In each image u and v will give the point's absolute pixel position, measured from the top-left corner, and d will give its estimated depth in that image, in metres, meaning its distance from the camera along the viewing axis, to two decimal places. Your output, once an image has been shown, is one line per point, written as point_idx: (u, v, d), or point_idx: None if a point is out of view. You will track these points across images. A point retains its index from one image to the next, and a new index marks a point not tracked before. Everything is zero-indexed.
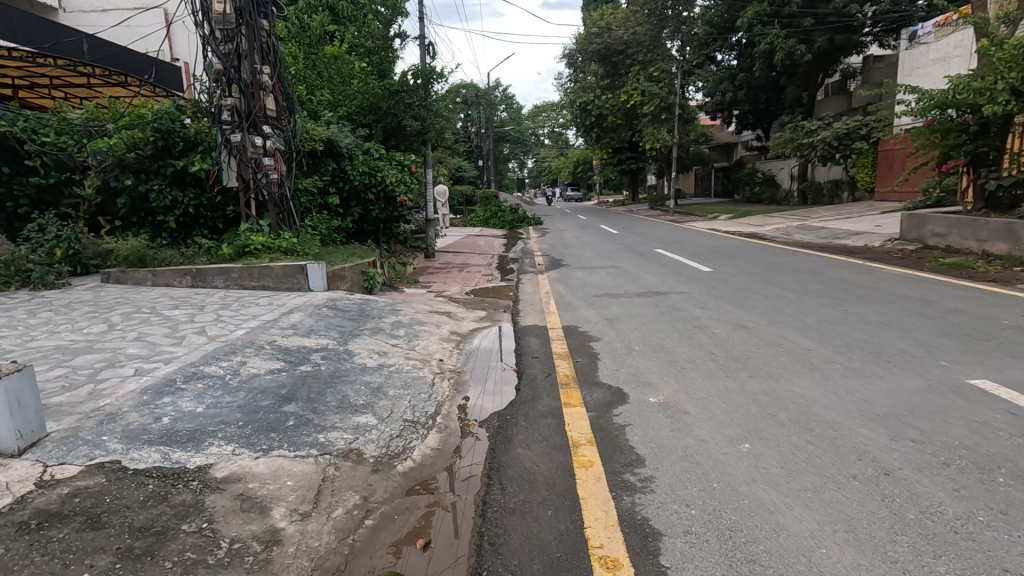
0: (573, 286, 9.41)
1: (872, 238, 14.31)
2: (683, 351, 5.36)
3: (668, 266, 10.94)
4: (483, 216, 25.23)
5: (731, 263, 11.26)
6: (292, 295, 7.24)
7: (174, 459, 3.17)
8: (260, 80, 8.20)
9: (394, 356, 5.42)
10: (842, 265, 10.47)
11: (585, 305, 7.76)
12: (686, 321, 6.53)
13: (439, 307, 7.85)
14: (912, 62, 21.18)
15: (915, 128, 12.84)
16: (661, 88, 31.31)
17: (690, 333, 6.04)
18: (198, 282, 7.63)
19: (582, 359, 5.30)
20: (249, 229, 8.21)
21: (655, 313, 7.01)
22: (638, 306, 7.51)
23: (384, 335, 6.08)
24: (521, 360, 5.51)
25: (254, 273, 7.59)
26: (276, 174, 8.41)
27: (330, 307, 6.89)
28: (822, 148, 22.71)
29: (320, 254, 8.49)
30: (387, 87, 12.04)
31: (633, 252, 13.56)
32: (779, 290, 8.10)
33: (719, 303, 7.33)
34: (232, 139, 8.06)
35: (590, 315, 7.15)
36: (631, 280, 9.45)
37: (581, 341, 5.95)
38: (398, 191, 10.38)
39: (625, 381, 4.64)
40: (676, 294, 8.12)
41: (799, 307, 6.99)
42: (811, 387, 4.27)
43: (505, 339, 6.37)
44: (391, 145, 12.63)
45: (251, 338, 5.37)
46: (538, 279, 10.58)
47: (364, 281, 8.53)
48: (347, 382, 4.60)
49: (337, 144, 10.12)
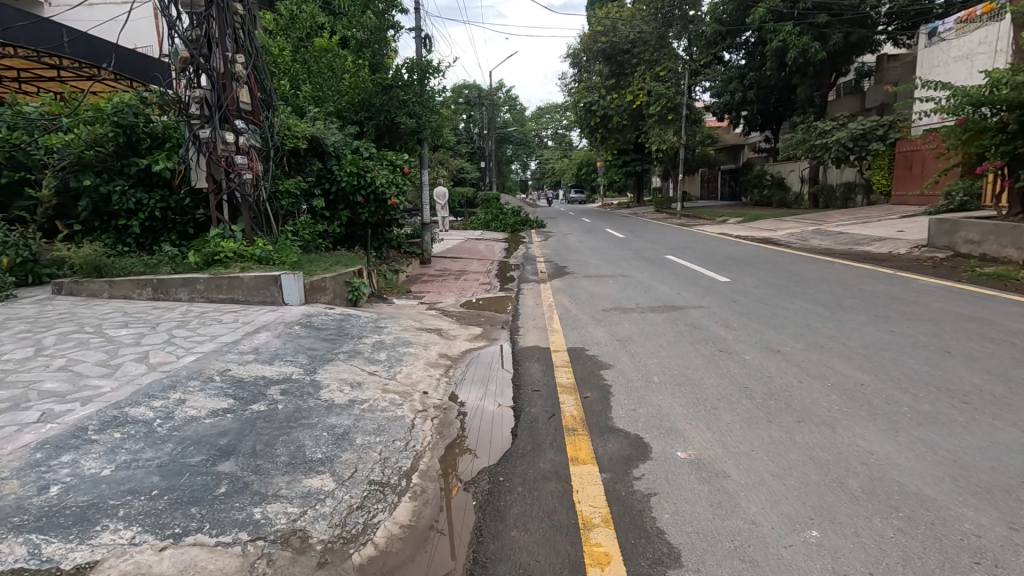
0: (579, 298, 8.59)
1: (896, 244, 13.43)
2: (712, 386, 4.52)
3: (681, 275, 10.09)
4: (485, 218, 24.44)
5: (749, 272, 10.41)
6: (263, 311, 6.45)
7: (45, 555, 2.35)
8: (233, 71, 7.45)
9: (369, 389, 4.59)
10: (872, 275, 9.61)
11: (592, 322, 6.91)
12: (709, 343, 5.70)
13: (429, 323, 7.02)
14: (931, 60, 20.34)
15: (945, 127, 12.04)
16: (667, 88, 30.54)
17: (716, 359, 5.20)
18: (160, 293, 6.84)
19: (592, 395, 4.47)
20: (219, 234, 7.41)
21: (673, 333, 6.17)
22: (652, 323, 6.68)
23: (361, 362, 5.24)
24: (520, 393, 4.67)
25: (222, 285, 6.79)
26: (250, 174, 7.61)
27: (302, 325, 6.06)
28: (837, 149, 21.79)
29: (299, 262, 7.67)
30: (380, 82, 11.26)
31: (642, 259, 12.71)
32: (809, 305, 7.26)
33: (743, 322, 6.50)
34: (201, 135, 7.27)
35: (598, 334, 6.32)
36: (642, 292, 8.61)
37: (589, 368, 5.11)
38: (389, 193, 9.59)
39: (645, 428, 3.80)
40: (694, 310, 7.27)
41: (837, 327, 6.13)
42: (880, 440, 3.42)
43: (503, 364, 5.56)
44: (384, 145, 11.77)
45: (201, 367, 4.54)
46: (540, 289, 9.77)
47: (348, 292, 7.74)
48: (305, 428, 3.76)
49: (323, 142, 9.34)
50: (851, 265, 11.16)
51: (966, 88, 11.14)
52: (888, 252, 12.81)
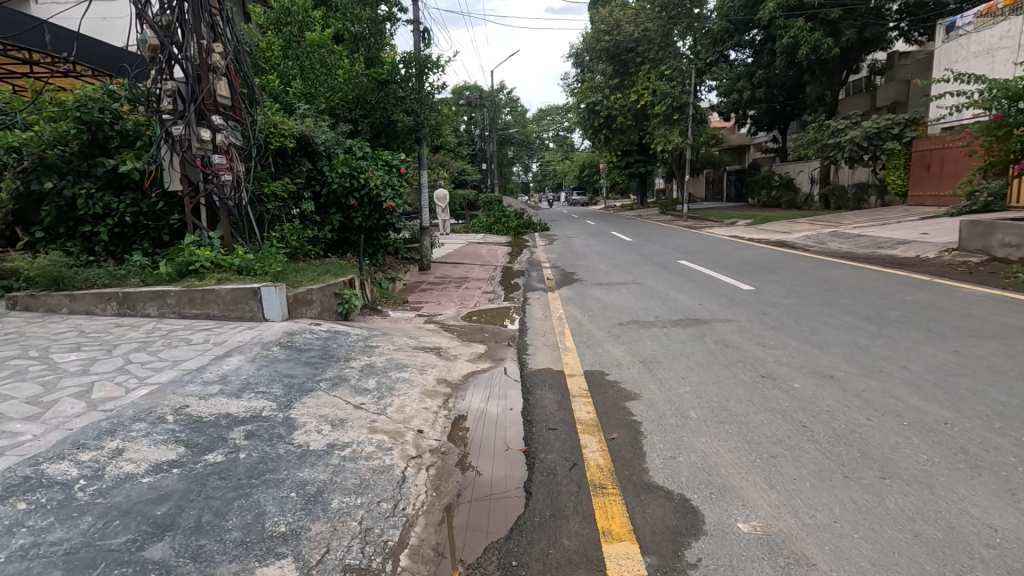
0: (591, 308, 7.85)
1: (924, 248, 12.66)
2: (763, 424, 3.78)
3: (700, 282, 9.35)
4: (487, 221, 23.69)
5: (773, 278, 9.66)
6: (240, 328, 5.73)
7: None
8: (211, 60, 6.70)
9: (354, 430, 3.85)
10: (908, 282, 8.84)
11: (609, 339, 6.17)
12: (748, 367, 4.96)
13: (426, 340, 6.29)
14: (950, 56, 19.63)
15: (979, 123, 11.28)
16: (672, 87, 29.76)
17: (760, 388, 4.45)
18: (126, 308, 6.14)
19: (618, 437, 3.73)
20: (193, 242, 6.67)
21: (704, 354, 5.42)
22: (678, 341, 5.93)
23: (346, 392, 4.50)
24: (533, 432, 3.93)
25: (195, 299, 6.07)
26: (230, 175, 6.85)
27: (281, 346, 5.32)
28: (851, 148, 21.07)
29: (284, 272, 6.94)
30: (376, 77, 10.55)
31: (654, 264, 11.99)
32: (848, 319, 6.51)
33: (780, 339, 5.76)
34: (174, 132, 6.52)
35: (618, 354, 5.57)
36: (661, 302, 7.88)
37: (613, 400, 4.37)
38: (384, 195, 8.86)
39: (690, 486, 3.07)
40: (721, 324, 6.54)
41: (890, 345, 5.39)
42: (1001, 509, 2.67)
43: (510, 391, 4.83)
44: (381, 144, 11.08)
45: (151, 403, 3.79)
46: (548, 298, 9.05)
47: (338, 305, 7.02)
48: (270, 488, 3.02)
49: (312, 140, 8.61)
50: (878, 271, 10.42)
51: (1003, 81, 10.39)
52: (916, 256, 12.06)
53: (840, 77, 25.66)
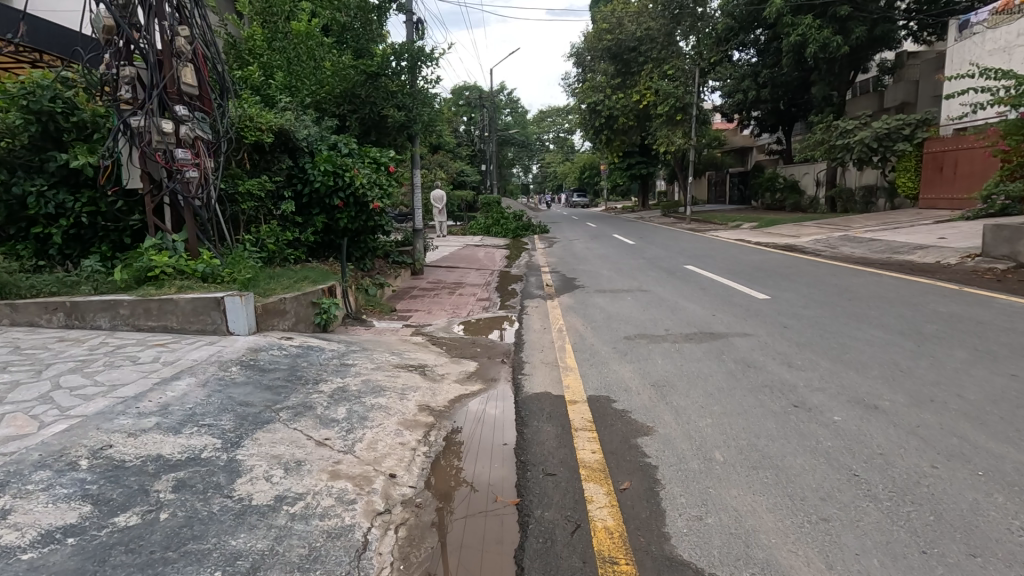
0: (594, 319, 7.22)
1: (943, 253, 12.03)
2: (806, 472, 3.11)
3: (711, 290, 8.71)
4: (485, 223, 23.05)
5: (788, 286, 9.03)
6: (200, 344, 5.08)
7: None
8: (174, 44, 6.04)
9: (311, 477, 3.18)
10: (935, 291, 8.20)
11: (614, 357, 5.51)
12: (776, 393, 4.31)
13: (411, 356, 5.63)
14: (963, 54, 19.04)
15: (1004, 121, 10.65)
16: (675, 87, 29.08)
17: (795, 421, 3.79)
18: (75, 320, 5.52)
19: (629, 488, 3.08)
20: (154, 246, 6.03)
21: (724, 377, 4.76)
22: (693, 361, 5.26)
23: (310, 424, 3.84)
24: (528, 479, 3.27)
25: (152, 310, 5.43)
26: (196, 172, 6.19)
27: (242, 366, 4.66)
28: (861, 149, 20.40)
29: (255, 278, 6.29)
30: (364, 70, 9.82)
31: (660, 270, 11.34)
32: (881, 334, 5.85)
33: (807, 359, 5.11)
34: (132, 123, 5.85)
35: (625, 376, 4.91)
36: (670, 312, 7.23)
37: (622, 436, 3.71)
38: (370, 195, 8.19)
39: (728, 562, 2.41)
40: (740, 339, 5.89)
41: (936, 366, 4.75)
42: None
43: (504, 420, 4.19)
44: (370, 141, 10.40)
45: (64, 444, 3.14)
46: (547, 306, 8.41)
47: (316, 315, 6.38)
48: (188, 566, 2.36)
49: (292, 136, 7.97)
50: (899, 278, 9.77)
51: None
52: (936, 262, 11.42)
53: (847, 77, 24.96)
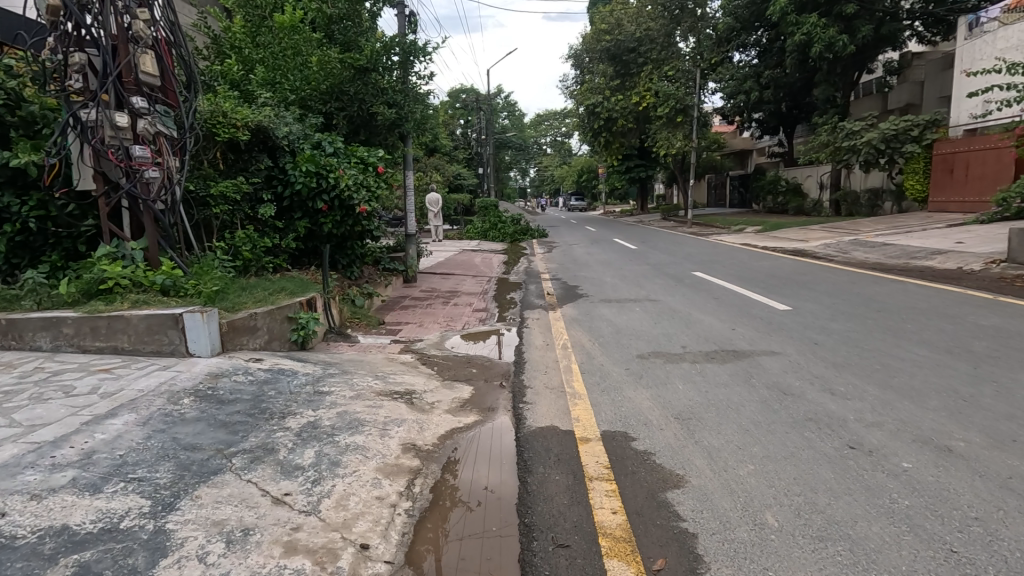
0: (602, 333, 6.57)
1: (965, 258, 11.41)
2: (890, 549, 2.44)
3: (726, 301, 8.08)
4: (482, 227, 22.35)
5: (808, 295, 8.40)
6: (149, 370, 4.40)
7: None
8: (131, 29, 5.38)
9: (256, 555, 2.48)
10: (968, 301, 7.58)
11: (628, 381, 4.83)
12: (826, 431, 3.64)
13: (397, 380, 4.97)
14: (973, 54, 18.56)
15: None
16: (675, 88, 28.50)
17: (856, 470, 3.13)
18: (12, 340, 4.89)
19: (664, 569, 2.42)
20: (106, 255, 5.32)
21: (759, 407, 4.10)
22: (719, 386, 4.60)
23: (267, 475, 3.15)
24: (534, 554, 2.60)
25: (99, 329, 4.76)
26: (157, 172, 5.51)
27: (195, 398, 3.96)
28: (867, 151, 19.93)
29: (223, 291, 5.60)
30: (352, 64, 9.16)
31: (667, 277, 10.69)
32: (928, 353, 5.19)
33: (851, 384, 4.44)
34: (83, 116, 5.20)
35: (644, 407, 4.23)
36: (686, 326, 6.58)
37: (648, 492, 3.04)
38: (357, 197, 7.51)
39: None
40: (768, 359, 5.25)
41: (1003, 394, 4.11)
42: None
43: (502, 454, 3.68)
44: (359, 140, 9.77)
45: None
46: (549, 318, 7.75)
47: (292, 332, 5.72)
48: None
49: (271, 133, 7.30)
50: (924, 285, 9.16)
51: None
52: (958, 268, 10.82)
53: (852, 77, 24.38)
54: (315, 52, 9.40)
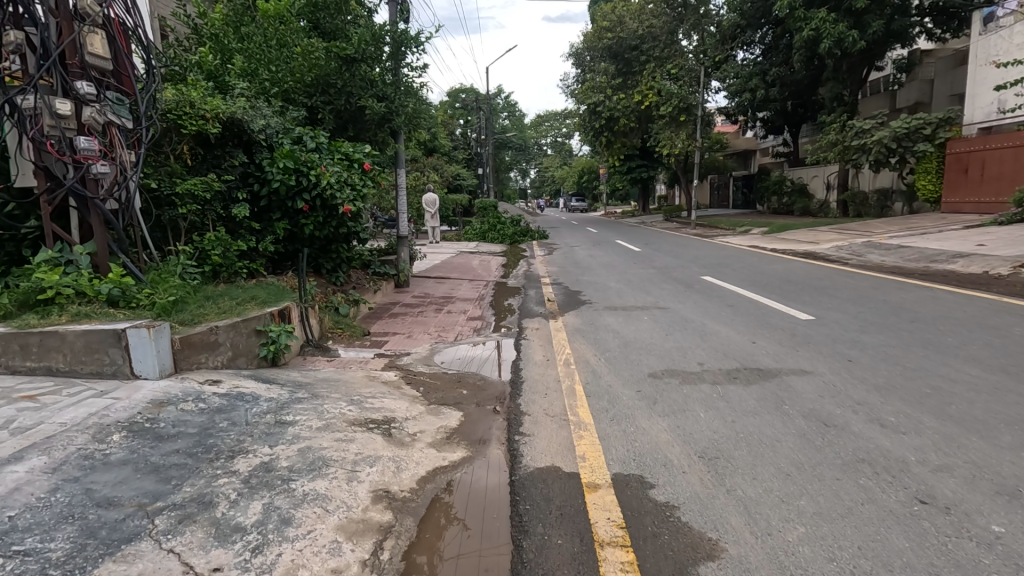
0: (609, 346, 5.93)
1: (989, 262, 10.78)
2: None
3: (742, 309, 7.44)
4: (480, 229, 21.69)
5: (829, 303, 7.76)
6: (83, 397, 3.76)
7: None
8: (76, 4, 4.71)
9: None
10: (1006, 309, 6.96)
11: (640, 408, 4.19)
12: (887, 480, 2.98)
13: (376, 405, 4.34)
14: (988, 49, 17.96)
15: None
16: (678, 87, 27.82)
17: (938, 539, 2.48)
18: None
19: None
20: (47, 261, 4.68)
21: (800, 444, 3.45)
22: (747, 415, 3.95)
23: (197, 542, 2.51)
24: None
25: (31, 348, 4.14)
26: (107, 167, 4.86)
27: (126, 435, 3.30)
28: (878, 149, 19.26)
29: (182, 302, 4.96)
30: (338, 53, 8.52)
31: (675, 282, 10.05)
32: (983, 374, 4.53)
33: (904, 415, 3.79)
34: (19, 103, 4.56)
35: (661, 442, 3.59)
36: (701, 339, 5.94)
37: (677, 568, 2.39)
38: (340, 196, 6.86)
39: None
40: (799, 380, 4.62)
41: None
42: None
43: (495, 493, 3.15)
44: (347, 136, 9.17)
45: None
46: (550, 327, 7.12)
47: (260, 348, 5.06)
48: None
49: (246, 127, 6.66)
50: (951, 291, 8.54)
51: None
52: (984, 272, 10.18)
53: (861, 75, 23.71)
54: (300, 42, 8.79)
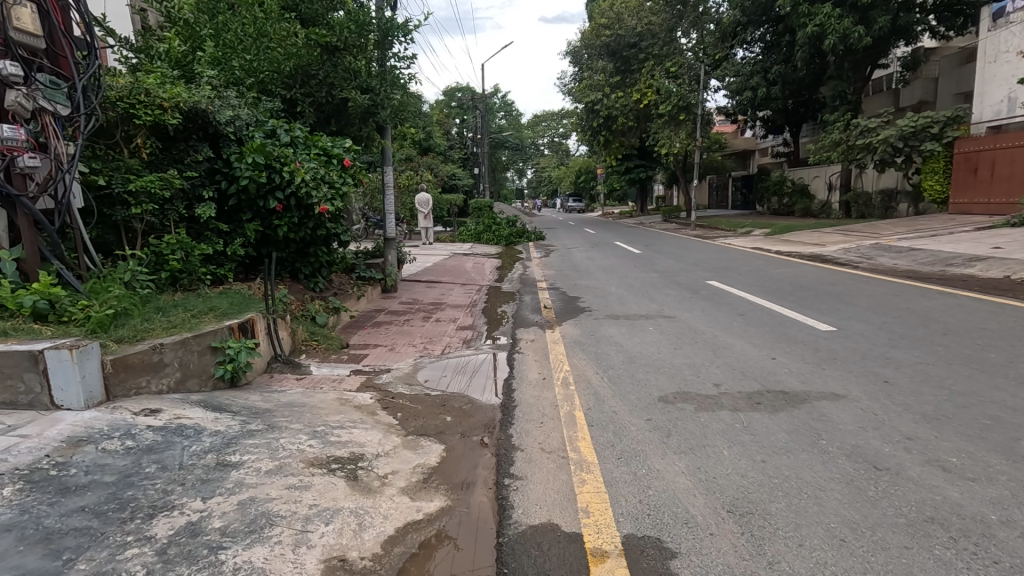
0: (612, 363, 5.31)
1: (1010, 266, 10.20)
2: None
3: (756, 318, 6.83)
4: (475, 229, 21.04)
5: (849, 311, 7.16)
6: None
7: None
8: None
9: None
10: None
11: (653, 442, 3.57)
12: (970, 551, 2.37)
13: (343, 437, 3.70)
14: (996, 46, 17.43)
15: None
16: (678, 85, 27.25)
17: None
18: None
19: None
20: None
21: (849, 496, 2.83)
22: (780, 453, 3.33)
23: None
24: None
25: None
26: (35, 158, 4.24)
27: (19, 488, 2.68)
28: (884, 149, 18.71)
29: (124, 314, 4.32)
30: (319, 41, 7.84)
31: (680, 287, 9.45)
32: None
33: (967, 456, 3.17)
34: None
35: (683, 490, 2.96)
36: (714, 355, 5.32)
37: None
38: (315, 195, 6.20)
39: None
40: (833, 407, 4.00)
41: None
42: None
43: (479, 562, 2.52)
44: (330, 130, 8.54)
45: None
46: (546, 339, 6.50)
47: (217, 367, 4.41)
48: None
49: (210, 118, 6.00)
50: (977, 298, 7.94)
51: None
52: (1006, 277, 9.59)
53: (864, 73, 23.17)
54: (276, 29, 8.16)
